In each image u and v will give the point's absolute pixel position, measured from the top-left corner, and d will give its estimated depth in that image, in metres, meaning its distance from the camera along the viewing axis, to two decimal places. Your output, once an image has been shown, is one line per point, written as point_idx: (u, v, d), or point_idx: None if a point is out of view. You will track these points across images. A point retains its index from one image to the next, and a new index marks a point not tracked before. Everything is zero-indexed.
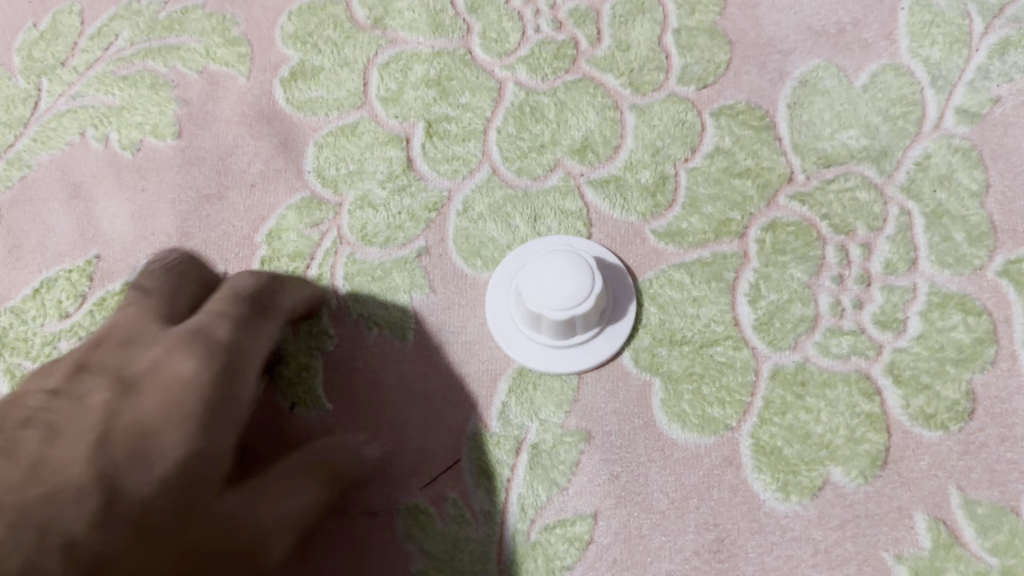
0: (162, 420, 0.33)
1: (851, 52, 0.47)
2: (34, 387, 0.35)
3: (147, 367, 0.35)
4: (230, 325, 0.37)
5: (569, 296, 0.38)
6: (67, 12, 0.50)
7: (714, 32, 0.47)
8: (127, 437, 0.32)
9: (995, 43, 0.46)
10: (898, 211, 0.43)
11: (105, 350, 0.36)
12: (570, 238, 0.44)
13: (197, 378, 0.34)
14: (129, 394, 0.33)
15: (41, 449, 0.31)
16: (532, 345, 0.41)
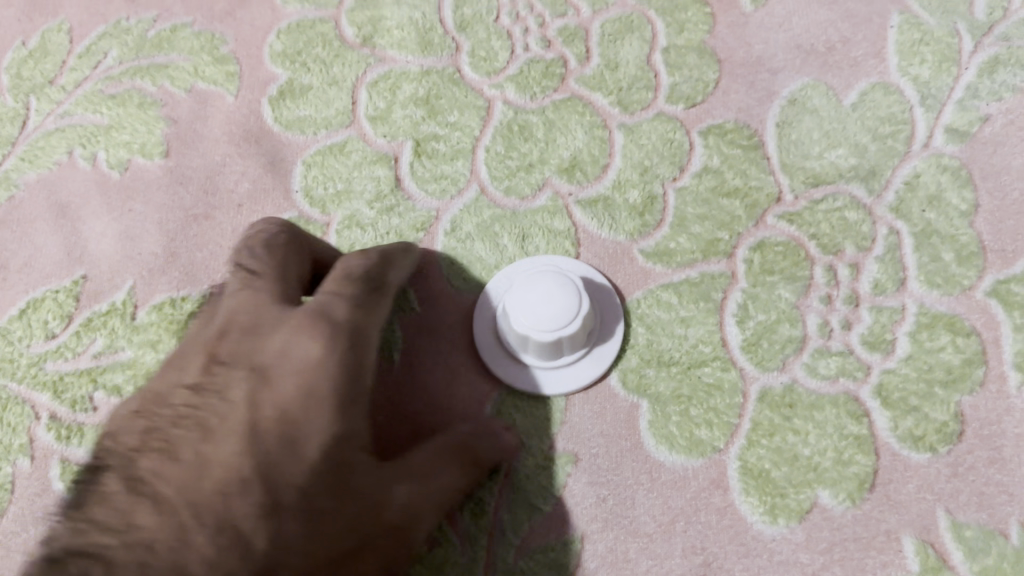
0: (303, 408, 0.32)
1: (840, 71, 0.47)
2: (171, 382, 0.34)
3: (277, 352, 0.34)
4: (348, 304, 0.36)
5: (559, 316, 0.38)
6: (56, 31, 0.51)
7: (703, 51, 0.47)
8: (274, 429, 0.32)
9: (985, 61, 0.46)
10: (887, 230, 0.43)
11: (229, 336, 0.35)
12: (557, 257, 0.43)
13: (327, 362, 0.34)
14: (261, 382, 0.33)
15: (198, 448, 0.31)
16: (519, 367, 0.41)
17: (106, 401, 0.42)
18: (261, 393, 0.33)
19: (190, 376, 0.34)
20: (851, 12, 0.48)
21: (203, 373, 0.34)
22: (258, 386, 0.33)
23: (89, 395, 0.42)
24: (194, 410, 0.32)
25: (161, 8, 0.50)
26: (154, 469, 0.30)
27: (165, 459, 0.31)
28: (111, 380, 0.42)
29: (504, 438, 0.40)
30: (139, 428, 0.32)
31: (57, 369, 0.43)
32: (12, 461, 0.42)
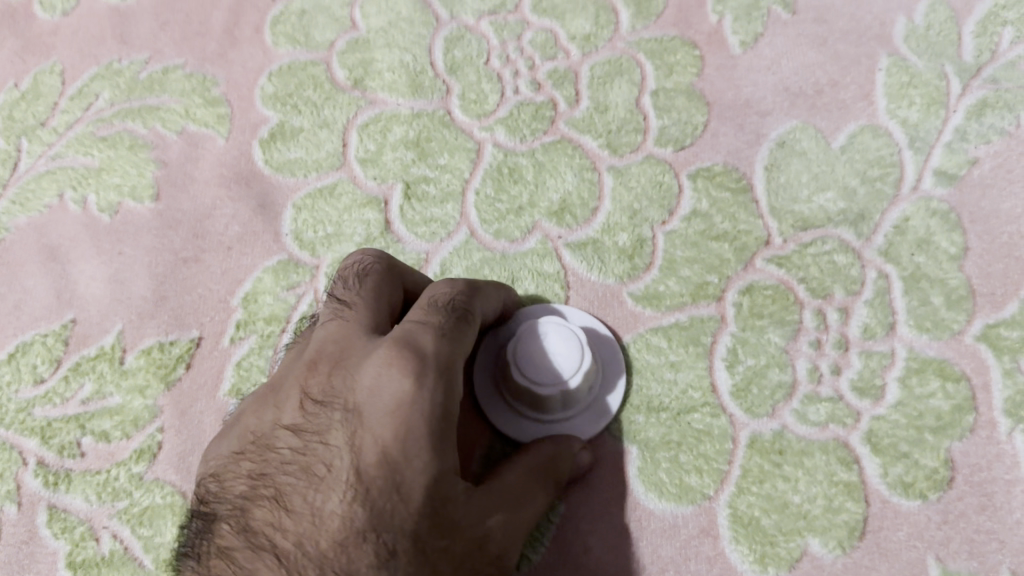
0: (403, 450, 0.31)
1: (828, 113, 0.47)
2: (274, 422, 0.34)
3: (369, 389, 0.32)
4: (435, 334, 0.33)
5: (562, 368, 0.38)
6: (49, 73, 0.51)
7: (691, 94, 0.47)
8: (378, 475, 0.31)
9: (973, 104, 0.46)
10: (876, 275, 0.43)
11: (321, 372, 0.34)
12: (555, 304, 0.44)
13: (421, 397, 0.31)
14: (357, 422, 0.32)
15: (308, 501, 0.31)
16: (515, 419, 0.40)
17: (93, 446, 0.42)
18: (359, 435, 0.31)
19: (289, 416, 0.33)
20: (838, 54, 0.48)
21: (303, 411, 0.33)
22: (355, 426, 0.32)
23: (76, 440, 0.42)
24: (300, 454, 0.32)
25: (153, 50, 0.51)
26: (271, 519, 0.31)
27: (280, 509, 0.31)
28: (98, 425, 0.42)
29: (580, 458, 0.39)
30: (246, 473, 0.33)
31: (45, 414, 0.43)
32: None
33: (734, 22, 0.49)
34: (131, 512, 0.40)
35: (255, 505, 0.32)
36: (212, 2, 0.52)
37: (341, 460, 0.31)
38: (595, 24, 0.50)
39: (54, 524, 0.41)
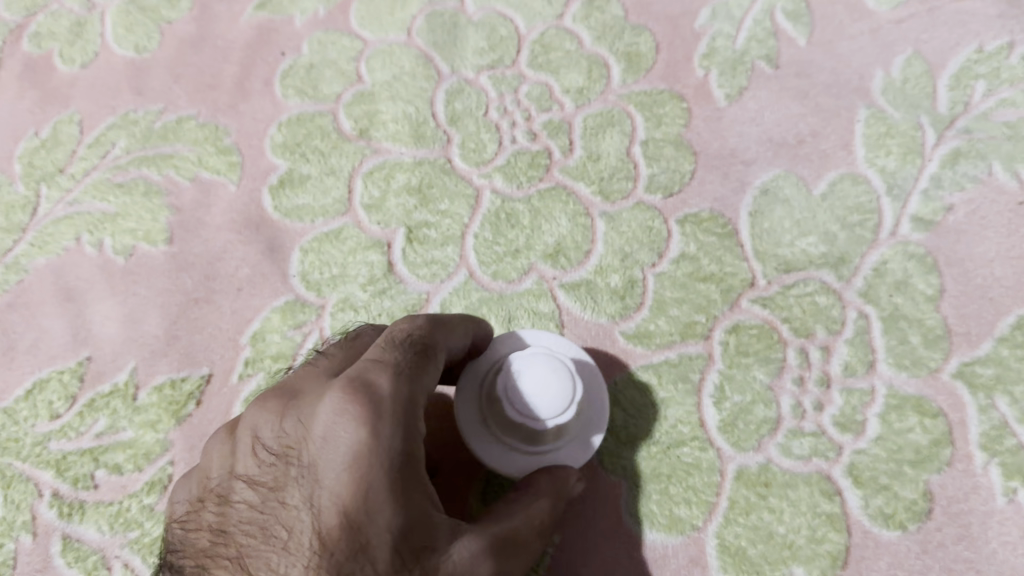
0: (363, 507, 0.32)
1: (810, 162, 0.49)
2: (235, 472, 0.35)
3: (322, 441, 0.33)
4: (390, 374, 0.34)
5: (555, 402, 0.35)
6: (67, 122, 0.53)
7: (680, 144, 0.50)
8: (340, 536, 0.32)
9: (947, 153, 0.48)
10: (856, 315, 0.45)
11: (277, 422, 0.35)
12: (541, 332, 0.41)
13: (378, 448, 0.32)
14: (314, 479, 0.32)
15: (271, 563, 0.32)
16: (508, 451, 0.38)
17: (106, 479, 0.44)
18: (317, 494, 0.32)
19: (246, 466, 0.34)
20: (819, 107, 0.50)
21: (263, 466, 0.34)
22: (313, 484, 0.32)
23: (90, 473, 0.44)
24: (261, 514, 0.33)
25: (167, 100, 0.53)
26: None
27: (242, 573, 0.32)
28: (111, 458, 0.44)
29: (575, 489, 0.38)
30: (207, 527, 0.34)
31: (61, 448, 0.45)
32: (14, 537, 0.43)
33: (720, 75, 0.52)
34: (141, 542, 0.42)
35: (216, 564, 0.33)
36: (223, 54, 0.54)
37: (300, 523, 0.32)
38: (588, 77, 0.52)
39: (68, 553, 0.43)
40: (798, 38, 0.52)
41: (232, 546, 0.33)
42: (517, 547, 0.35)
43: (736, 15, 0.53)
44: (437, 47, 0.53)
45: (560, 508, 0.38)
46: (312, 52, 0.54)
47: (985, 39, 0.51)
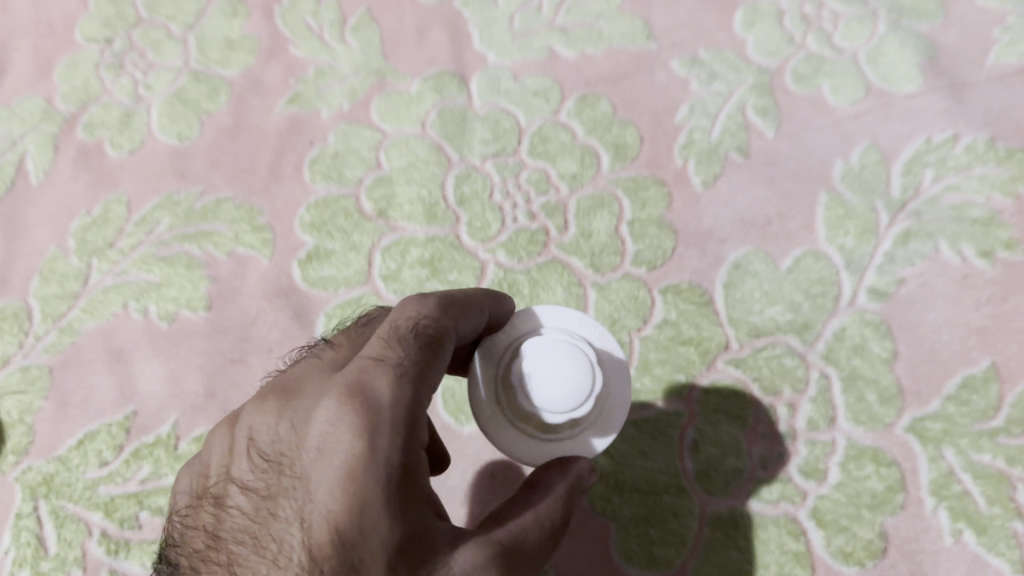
0: (358, 520, 0.32)
1: (777, 241, 0.55)
2: (233, 474, 0.36)
3: (321, 452, 0.33)
4: (390, 379, 0.34)
5: (569, 396, 0.35)
6: (117, 202, 0.60)
7: (662, 224, 0.56)
8: (334, 549, 0.32)
9: (899, 233, 0.55)
10: (819, 375, 0.51)
11: (275, 428, 0.35)
12: (564, 310, 0.40)
13: (376, 459, 0.32)
14: (307, 492, 0.33)
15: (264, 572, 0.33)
16: (515, 435, 0.37)
17: (150, 520, 0.49)
18: (311, 507, 0.33)
19: (244, 471, 0.35)
20: (785, 192, 0.57)
21: (261, 474, 0.35)
22: (308, 496, 0.33)
23: (135, 514, 0.49)
24: (256, 525, 0.34)
25: (207, 184, 0.60)
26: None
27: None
28: (154, 501, 0.50)
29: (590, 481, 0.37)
30: (203, 528, 0.36)
31: (108, 491, 0.50)
32: (66, 571, 0.49)
33: (697, 164, 0.58)
34: None
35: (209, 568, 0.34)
36: (257, 143, 0.61)
37: (293, 537, 0.33)
38: (581, 165, 0.59)
39: None
40: (766, 132, 0.59)
41: (223, 552, 0.34)
42: (528, 556, 0.34)
43: (711, 111, 0.60)
44: (447, 139, 0.60)
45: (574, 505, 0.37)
46: (337, 142, 0.60)
47: (933, 132, 0.58)
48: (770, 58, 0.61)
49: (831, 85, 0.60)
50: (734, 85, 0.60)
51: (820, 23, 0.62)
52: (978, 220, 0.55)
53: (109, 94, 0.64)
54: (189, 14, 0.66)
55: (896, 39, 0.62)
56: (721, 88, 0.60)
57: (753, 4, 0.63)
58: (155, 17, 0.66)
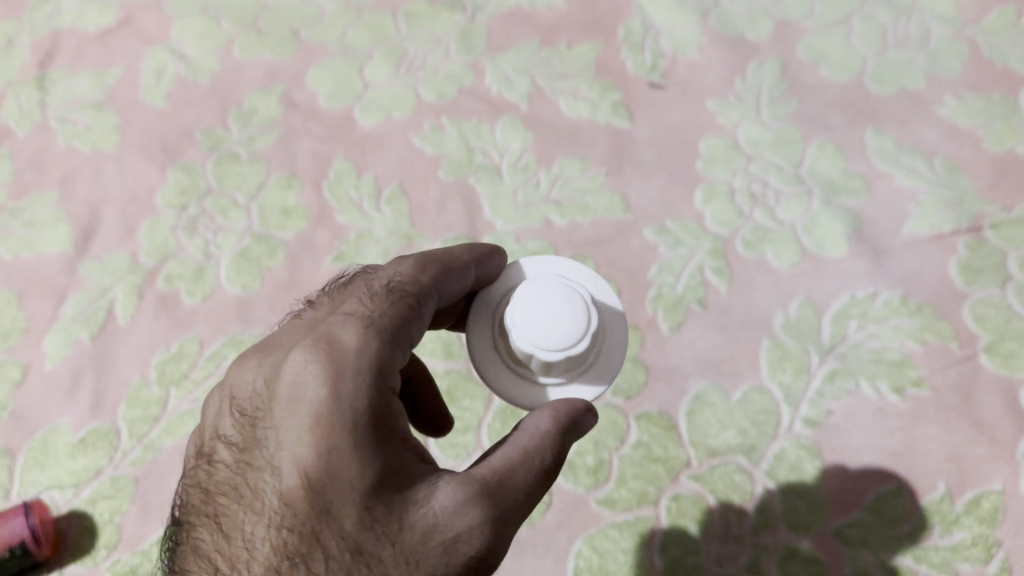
0: (324, 455, 0.40)
1: (729, 377, 0.68)
2: (225, 434, 0.45)
3: (293, 404, 0.42)
4: (353, 339, 0.43)
5: (562, 329, 0.45)
6: (191, 341, 0.73)
7: (637, 362, 0.69)
8: (305, 481, 0.40)
9: (827, 372, 0.68)
10: (762, 489, 0.64)
11: (256, 391, 0.44)
12: (571, 271, 0.51)
13: (341, 399, 0.41)
14: (280, 437, 0.41)
15: (250, 514, 0.41)
16: (519, 380, 0.48)
17: None
18: (286, 452, 0.41)
19: (232, 432, 0.44)
20: (736, 337, 0.70)
21: (246, 430, 0.44)
22: (281, 442, 0.41)
23: None
24: (240, 476, 0.43)
25: (266, 326, 0.73)
26: (220, 539, 0.42)
27: (232, 524, 0.42)
28: None
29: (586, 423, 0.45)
30: (200, 485, 0.45)
31: None
32: None
33: (665, 312, 0.71)
34: None
35: (208, 515, 0.43)
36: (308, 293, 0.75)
37: (271, 478, 0.41)
38: None
39: None
40: (721, 288, 0.72)
41: (216, 500, 0.43)
42: (512, 487, 0.41)
43: (676, 270, 0.74)
44: None
45: (566, 447, 0.44)
46: None
47: (857, 290, 0.72)
48: (723, 228, 0.76)
49: (773, 251, 0.74)
50: (694, 250, 0.75)
51: (765, 199, 0.77)
52: (892, 362, 0.68)
53: (185, 250, 0.77)
54: (252, 185, 0.81)
55: (827, 213, 0.76)
56: (684, 252, 0.75)
57: (711, 185, 0.79)
58: (223, 187, 0.81)
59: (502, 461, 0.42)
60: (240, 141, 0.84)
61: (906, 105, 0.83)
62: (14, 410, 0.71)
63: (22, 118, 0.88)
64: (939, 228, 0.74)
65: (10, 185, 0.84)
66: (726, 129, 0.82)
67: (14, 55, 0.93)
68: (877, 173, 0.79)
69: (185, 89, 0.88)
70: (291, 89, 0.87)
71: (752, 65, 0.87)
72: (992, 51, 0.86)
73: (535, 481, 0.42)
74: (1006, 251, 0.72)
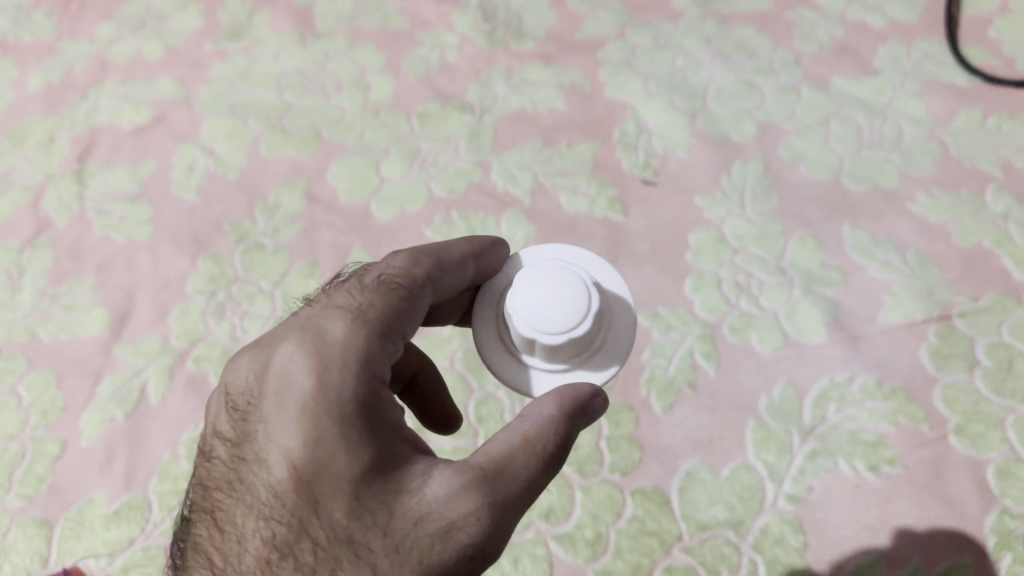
0: (312, 445, 0.44)
1: (718, 455, 0.74)
2: (223, 429, 0.49)
3: (283, 398, 0.46)
4: (339, 336, 0.47)
5: (568, 315, 0.50)
6: None
7: (632, 441, 0.75)
8: (295, 471, 0.44)
9: (808, 451, 0.73)
10: (749, 561, 0.69)
11: (248, 389, 0.49)
12: (582, 263, 0.57)
13: (328, 389, 0.45)
14: (272, 429, 0.46)
15: (247, 506, 0.46)
16: (532, 370, 0.53)
17: None
18: (277, 447, 0.45)
19: (228, 429, 0.49)
20: (723, 417, 0.76)
21: (240, 426, 0.48)
22: (273, 435, 0.46)
23: None
24: (236, 469, 0.47)
25: None
26: (220, 530, 0.47)
27: (229, 518, 0.46)
28: None
29: (595, 405, 0.50)
30: (202, 481, 0.49)
31: None
32: None
33: (657, 394, 0.77)
34: None
35: (210, 508, 0.48)
36: None
37: (263, 471, 0.46)
38: None
39: None
40: (709, 371, 0.78)
41: (216, 494, 0.48)
42: (511, 474, 0.45)
43: (668, 353, 0.80)
44: (468, 372, 0.81)
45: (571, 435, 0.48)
46: None
47: (835, 374, 0.77)
48: (711, 314, 0.82)
49: (758, 336, 0.80)
50: (685, 334, 0.81)
51: (750, 288, 0.84)
52: (868, 442, 0.73)
53: (213, 334, 0.83)
54: (276, 273, 0.87)
55: (807, 302, 0.82)
56: (674, 336, 0.81)
57: (699, 273, 0.85)
58: (249, 276, 0.88)
59: (504, 449, 0.46)
60: (265, 233, 0.91)
61: (880, 201, 0.90)
62: (52, 483, 0.76)
63: (61, 209, 0.95)
64: (911, 317, 0.80)
65: (49, 272, 0.90)
66: (713, 223, 0.89)
67: (55, 150, 1.01)
68: (854, 266, 0.85)
69: (214, 184, 0.95)
70: (313, 184, 0.95)
71: (737, 163, 0.94)
72: (961, 150, 0.93)
73: (534, 467, 0.46)
74: (974, 338, 0.78)
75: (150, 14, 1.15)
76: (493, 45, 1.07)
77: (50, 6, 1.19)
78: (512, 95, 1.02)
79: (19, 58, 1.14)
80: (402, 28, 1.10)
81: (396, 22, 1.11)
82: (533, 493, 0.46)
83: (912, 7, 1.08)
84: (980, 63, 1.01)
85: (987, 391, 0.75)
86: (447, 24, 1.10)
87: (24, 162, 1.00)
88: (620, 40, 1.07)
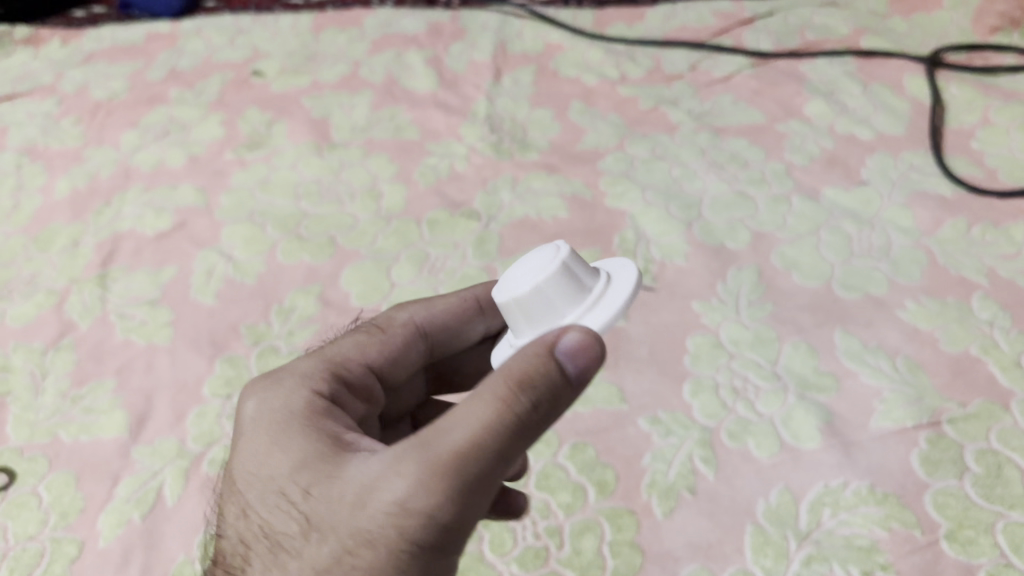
0: (261, 455, 0.56)
1: (717, 560, 0.76)
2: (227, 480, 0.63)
3: (245, 429, 0.59)
4: (286, 373, 0.61)
5: (532, 269, 0.56)
6: None
7: (634, 546, 0.77)
8: (251, 480, 0.56)
9: (804, 556, 0.75)
10: None
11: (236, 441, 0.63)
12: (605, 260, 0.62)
13: (270, 406, 0.58)
14: (238, 453, 0.59)
15: (230, 524, 0.57)
16: None
17: None
18: (238, 467, 0.58)
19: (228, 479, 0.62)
20: (721, 523, 0.78)
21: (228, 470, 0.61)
22: (239, 459, 0.58)
23: None
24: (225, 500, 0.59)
25: None
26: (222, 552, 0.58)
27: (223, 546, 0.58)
28: None
29: (569, 339, 0.50)
30: None
31: None
32: None
33: (658, 499, 0.80)
34: None
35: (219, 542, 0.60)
36: None
37: (232, 495, 0.58)
38: (573, 497, 0.81)
39: None
40: (708, 476, 0.81)
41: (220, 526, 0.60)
42: (453, 433, 0.49)
43: (668, 458, 0.83)
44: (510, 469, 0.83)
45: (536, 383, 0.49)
46: None
47: (829, 479, 0.80)
48: (710, 419, 0.85)
49: (755, 441, 0.83)
50: (684, 439, 0.84)
51: (746, 393, 0.87)
52: (863, 547, 0.75)
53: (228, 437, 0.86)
54: None
55: (801, 408, 0.85)
56: (674, 440, 0.84)
57: (698, 377, 0.89)
58: None
59: (460, 411, 0.49)
60: (280, 336, 0.95)
61: (870, 309, 0.93)
62: None
63: (84, 312, 0.99)
64: (902, 423, 0.83)
65: (71, 374, 0.93)
66: (710, 328, 0.93)
67: (79, 254, 1.05)
68: (846, 371, 0.88)
69: (233, 288, 1.00)
70: (326, 289, 0.99)
71: (732, 270, 0.99)
72: (947, 259, 0.97)
73: (480, 422, 0.48)
74: (963, 445, 0.81)
75: (174, 124, 1.23)
76: (499, 155, 1.13)
77: (79, 116, 1.27)
78: (517, 203, 1.07)
79: (46, 164, 1.19)
80: (414, 138, 1.18)
81: (408, 133, 1.19)
82: (482, 444, 0.48)
83: (898, 122, 1.15)
84: (964, 173, 1.07)
85: (977, 497, 0.77)
86: (456, 135, 1.17)
87: (49, 266, 1.05)
88: (619, 150, 1.14)
